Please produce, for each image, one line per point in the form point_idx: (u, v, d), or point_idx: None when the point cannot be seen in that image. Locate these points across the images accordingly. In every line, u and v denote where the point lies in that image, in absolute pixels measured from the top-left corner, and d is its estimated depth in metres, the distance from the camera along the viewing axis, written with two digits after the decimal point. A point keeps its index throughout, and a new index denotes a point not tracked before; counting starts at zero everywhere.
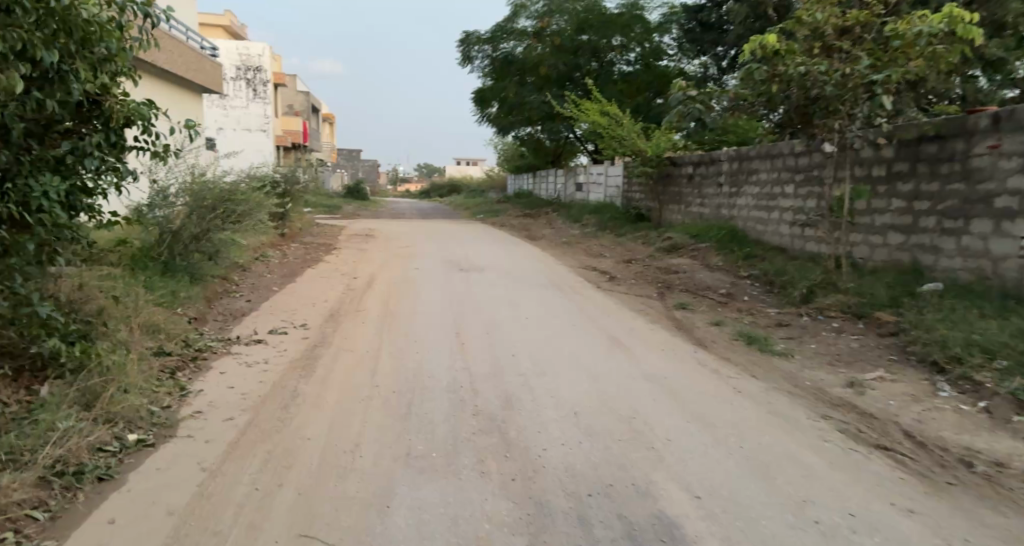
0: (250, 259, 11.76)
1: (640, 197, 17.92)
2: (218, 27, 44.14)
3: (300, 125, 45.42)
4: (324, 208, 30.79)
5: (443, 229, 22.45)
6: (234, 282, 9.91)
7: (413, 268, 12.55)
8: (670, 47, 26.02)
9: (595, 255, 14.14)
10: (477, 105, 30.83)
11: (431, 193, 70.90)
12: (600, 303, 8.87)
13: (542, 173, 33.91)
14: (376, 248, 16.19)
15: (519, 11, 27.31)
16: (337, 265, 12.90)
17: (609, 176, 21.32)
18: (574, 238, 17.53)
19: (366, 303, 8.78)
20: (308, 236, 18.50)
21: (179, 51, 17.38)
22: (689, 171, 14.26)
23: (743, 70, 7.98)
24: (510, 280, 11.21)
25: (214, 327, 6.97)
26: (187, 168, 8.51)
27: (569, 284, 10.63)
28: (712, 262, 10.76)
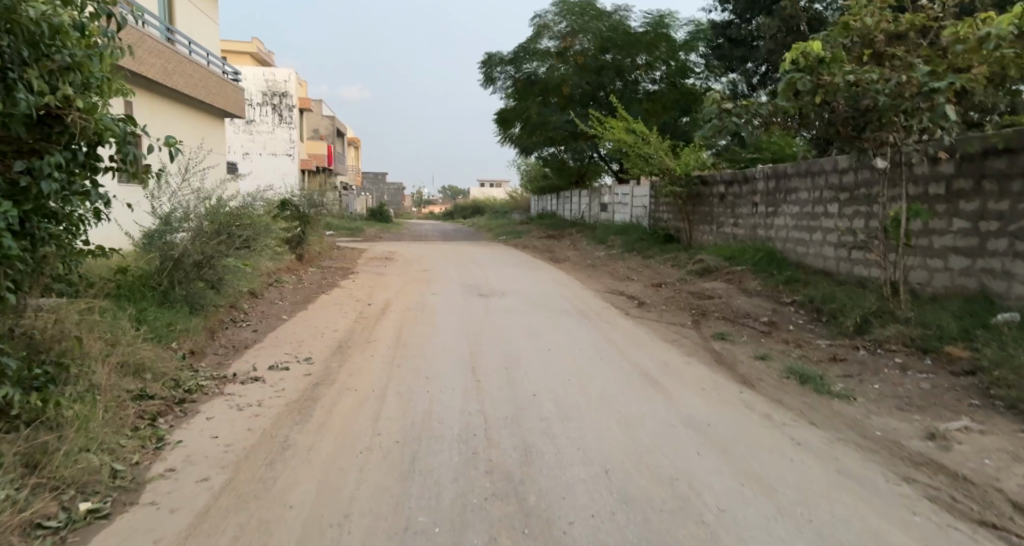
0: (262, 286, 11.35)
1: (668, 218, 17.26)
2: (245, 54, 44.72)
3: (324, 149, 45.64)
4: (346, 231, 30.60)
5: (465, 252, 22.01)
6: (243, 310, 9.44)
7: (431, 293, 12.01)
8: (696, 65, 25.50)
9: (622, 278, 13.49)
10: (500, 125, 30.56)
11: (455, 214, 70.90)
12: (629, 332, 8.21)
13: (566, 193, 33.42)
14: (395, 273, 15.74)
15: (541, 31, 26.60)
16: (352, 290, 12.44)
17: (635, 196, 20.71)
18: (599, 260, 16.90)
19: (377, 333, 8.23)
20: (327, 260, 18.16)
21: (199, 75, 17.23)
22: (721, 190, 13.58)
23: (784, 80, 7.32)
24: (532, 307, 10.59)
25: (212, 363, 6.47)
26: (192, 193, 8.07)
27: (595, 311, 9.99)
28: (749, 286, 10.04)
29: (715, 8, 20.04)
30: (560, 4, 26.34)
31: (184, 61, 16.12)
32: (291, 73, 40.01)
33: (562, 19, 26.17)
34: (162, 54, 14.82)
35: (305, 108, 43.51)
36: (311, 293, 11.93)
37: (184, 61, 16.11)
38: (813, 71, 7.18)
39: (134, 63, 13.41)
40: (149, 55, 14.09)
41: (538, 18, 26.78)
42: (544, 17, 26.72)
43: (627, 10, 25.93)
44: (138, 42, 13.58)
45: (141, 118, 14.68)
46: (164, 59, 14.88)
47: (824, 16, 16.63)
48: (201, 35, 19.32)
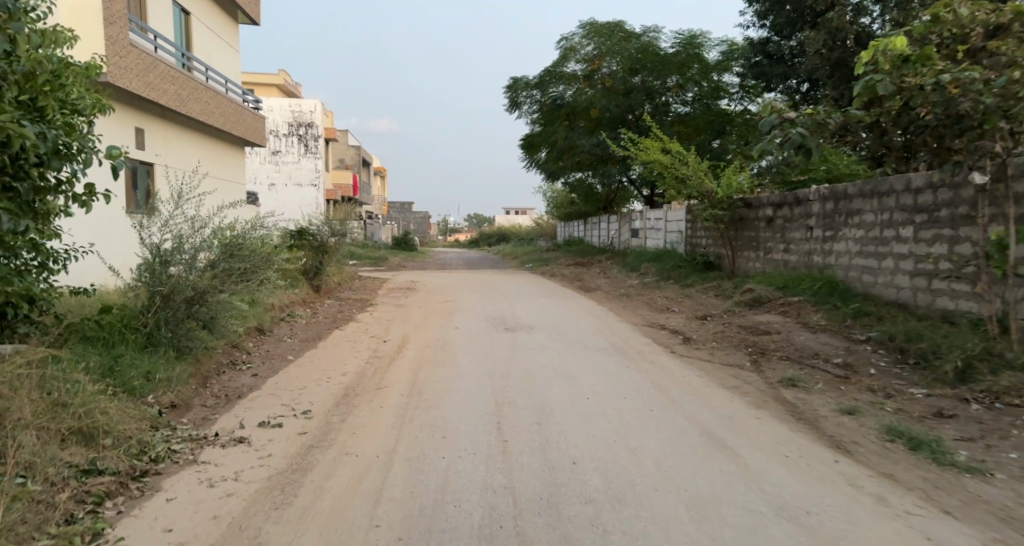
0: (271, 322, 10.56)
1: (707, 243, 16.18)
2: (272, 86, 44.93)
3: (350, 178, 45.37)
4: (369, 260, 29.97)
5: (491, 281, 21.13)
6: (242, 349, 8.54)
7: (454, 328, 11.04)
8: (731, 85, 24.49)
9: (661, 309, 12.42)
10: (525, 150, 29.79)
11: (481, 242, 70.29)
12: (679, 376, 7.15)
13: (594, 219, 32.45)
14: (415, 304, 14.86)
15: (567, 54, 25.77)
16: (368, 324, 11.57)
17: (669, 221, 19.67)
18: (634, 289, 15.82)
19: (389, 377, 7.27)
20: (346, 291, 17.38)
21: (216, 102, 16.68)
22: (768, 213, 12.57)
23: (859, 84, 6.31)
24: (563, 343, 9.56)
25: (195, 418, 5.56)
26: (185, 219, 7.23)
27: (635, 347, 8.95)
28: (812, 321, 8.98)
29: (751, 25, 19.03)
30: (587, 26, 25.49)
31: (200, 88, 15.55)
32: (317, 103, 39.83)
33: (589, 42, 25.32)
34: (176, 80, 14.25)
35: (330, 138, 43.34)
36: (324, 329, 11.04)
37: (200, 88, 15.55)
38: (894, 73, 6.21)
39: (145, 89, 12.79)
40: (162, 82, 13.52)
41: (564, 40, 25.95)
42: (570, 39, 25.83)
43: (656, 30, 25.08)
44: (151, 67, 13.01)
45: (153, 145, 14.05)
46: (178, 86, 14.31)
47: (872, 31, 15.54)
48: (220, 62, 18.84)
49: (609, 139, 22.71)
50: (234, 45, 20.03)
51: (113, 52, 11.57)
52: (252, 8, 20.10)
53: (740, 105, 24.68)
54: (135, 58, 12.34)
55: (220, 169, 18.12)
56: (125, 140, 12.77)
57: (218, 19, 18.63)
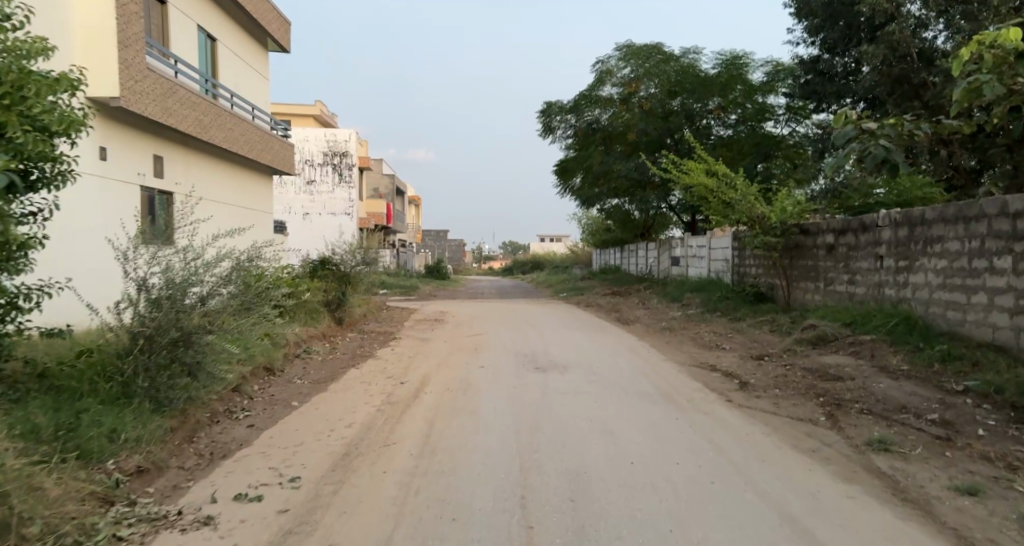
0: (283, 360, 9.80)
1: (757, 272, 15.04)
2: (307, 116, 45.17)
3: (384, 207, 45.03)
4: (400, 289, 29.32)
5: (522, 311, 20.24)
6: (242, 394, 7.75)
7: (478, 366, 10.10)
8: (778, 106, 23.48)
9: (710, 346, 11.33)
10: (559, 175, 28.92)
11: (515, 269, 69.59)
12: (742, 434, 6.11)
13: (630, 247, 31.42)
14: (441, 338, 14.03)
15: (603, 77, 24.88)
16: (388, 361, 10.73)
17: (712, 248, 18.58)
18: (676, 321, 14.71)
19: (402, 429, 6.34)
20: (371, 323, 16.63)
21: (241, 130, 16.19)
22: (829, 240, 11.66)
23: (960, 87, 5.38)
24: (600, 385, 8.53)
25: (165, 486, 4.72)
26: (177, 249, 6.42)
27: (685, 393, 7.89)
28: (891, 365, 7.99)
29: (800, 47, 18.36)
30: (624, 48, 24.72)
31: (223, 114, 15.06)
32: (351, 132, 39.60)
33: (626, 64, 24.44)
34: (199, 107, 13.77)
35: (364, 167, 43.18)
36: (339, 367, 10.19)
37: (223, 114, 15.06)
38: (1002, 73, 5.34)
39: (164, 115, 12.29)
40: (183, 108, 13.03)
41: (600, 62, 25.19)
42: (607, 62, 25.02)
43: (697, 51, 24.19)
44: (170, 92, 12.52)
45: (173, 173, 13.55)
46: (200, 111, 13.82)
47: (936, 45, 14.49)
48: (248, 89, 18.44)
49: (648, 162, 21.66)
50: (263, 71, 19.67)
51: (136, 79, 11.16)
52: (281, 34, 19.78)
53: (786, 129, 23.75)
54: (153, 83, 11.84)
55: (246, 199, 17.66)
56: (142, 168, 12.26)
57: (248, 47, 18.35)
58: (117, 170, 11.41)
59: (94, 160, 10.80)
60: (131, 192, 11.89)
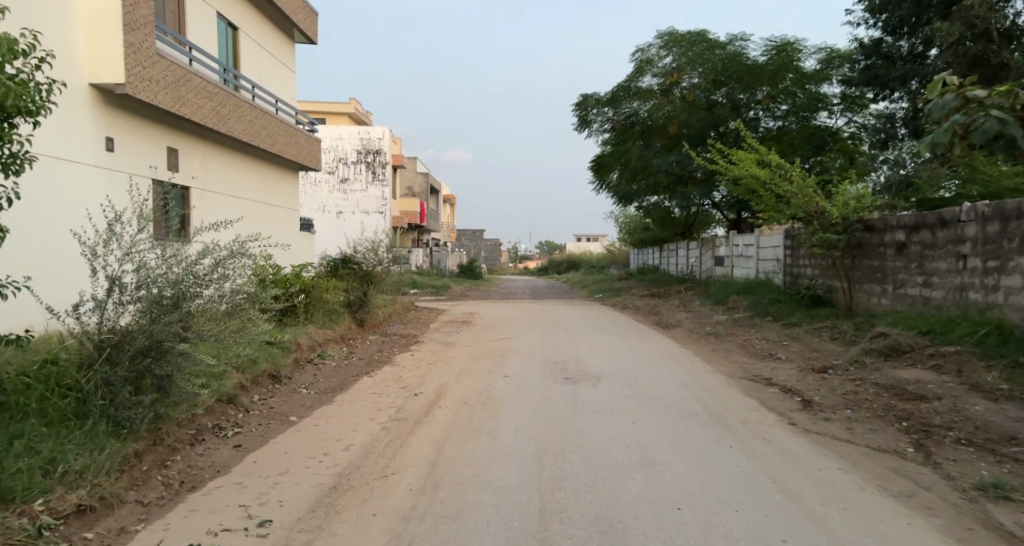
0: (290, 370, 9.02)
1: (813, 273, 13.83)
2: (342, 114, 44.86)
3: (418, 206, 44.37)
4: (431, 289, 28.56)
5: (556, 313, 19.28)
6: (237, 406, 7.00)
7: (503, 375, 9.19)
8: (834, 97, 22.18)
9: (763, 356, 10.18)
10: (596, 172, 27.86)
11: (551, 269, 68.56)
12: (813, 470, 5.03)
13: (670, 247, 30.18)
14: (467, 342, 13.19)
15: (643, 67, 24.16)
16: (406, 369, 9.89)
17: (761, 248, 17.34)
18: (723, 327, 13.53)
19: (407, 455, 5.45)
20: (396, 325, 15.85)
21: (264, 123, 15.50)
22: (900, 238, 10.59)
23: None
24: (639, 400, 7.52)
25: (106, 528, 3.93)
26: (154, 242, 5.61)
27: (739, 414, 6.81)
28: (987, 384, 6.81)
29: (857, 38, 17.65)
30: (666, 36, 23.83)
31: (243, 105, 14.38)
32: (385, 130, 38.96)
33: (667, 52, 23.71)
34: (217, 97, 13.10)
35: (398, 165, 42.64)
36: (349, 374, 9.35)
37: (243, 106, 14.39)
38: None
39: (178, 105, 11.62)
40: (199, 99, 12.38)
41: (640, 52, 24.31)
42: (647, 51, 24.20)
43: (744, 39, 22.94)
44: (185, 80, 11.85)
45: (190, 167, 12.96)
46: (217, 102, 13.15)
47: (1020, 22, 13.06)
48: (274, 82, 17.76)
49: (693, 147, 20.42)
50: (290, 65, 19.02)
51: (146, 64, 10.49)
52: (308, 26, 19.11)
53: (841, 120, 22.35)
54: (165, 70, 11.16)
55: (271, 196, 17.09)
56: (155, 160, 11.62)
57: (274, 39, 17.78)
58: (125, 162, 10.77)
59: (99, 152, 10.12)
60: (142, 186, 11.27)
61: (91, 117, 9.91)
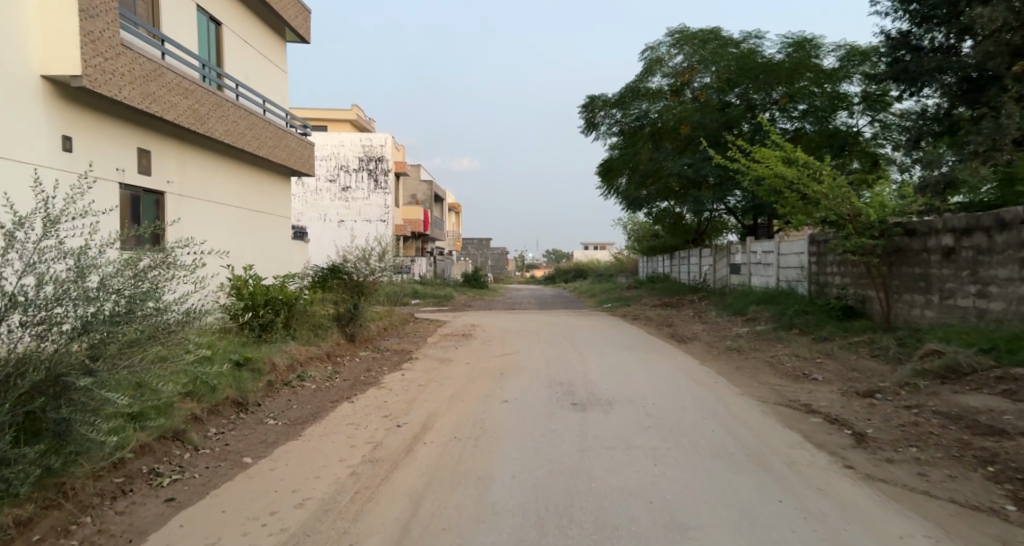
0: (259, 396, 7.95)
1: (843, 282, 12.71)
2: (344, 121, 44.00)
3: (422, 213, 43.36)
4: (433, 299, 27.53)
5: (563, 325, 18.20)
6: (184, 444, 5.95)
7: (501, 401, 8.10)
8: (856, 95, 21.08)
9: (796, 377, 9.02)
10: (604, 177, 26.83)
11: (558, 277, 67.48)
12: (892, 540, 3.89)
13: (682, 254, 29.09)
14: (466, 358, 12.12)
15: (653, 67, 23.16)
16: (394, 391, 8.81)
17: (782, 254, 16.22)
18: (744, 340, 12.40)
19: (374, 516, 4.34)
20: (392, 339, 14.83)
21: (249, 124, 14.49)
22: (947, 243, 9.48)
23: None
24: (658, 433, 6.40)
25: None
26: (66, 249, 4.47)
27: (782, 453, 5.66)
28: None
29: (881, 33, 16.79)
30: (677, 34, 22.92)
31: (225, 104, 13.35)
32: (387, 136, 38.02)
33: (678, 51, 22.78)
34: (194, 95, 12.09)
35: (401, 172, 41.70)
36: (326, 400, 8.28)
37: (225, 105, 13.37)
38: None
39: (146, 101, 10.59)
40: (173, 96, 11.36)
41: (650, 51, 23.34)
42: (656, 49, 23.25)
43: (759, 37, 21.99)
44: (156, 74, 10.83)
45: (165, 170, 11.97)
46: (195, 99, 12.12)
47: None
48: (262, 81, 16.77)
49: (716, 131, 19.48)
50: (280, 64, 18.02)
51: (109, 55, 9.47)
52: (300, 24, 18.13)
53: (862, 120, 21.27)
54: (132, 63, 10.13)
55: (260, 203, 16.12)
56: (122, 163, 10.62)
57: (263, 36, 16.81)
58: (87, 164, 9.75)
59: (56, 152, 9.09)
60: (107, 191, 10.27)
61: (44, 112, 8.83)
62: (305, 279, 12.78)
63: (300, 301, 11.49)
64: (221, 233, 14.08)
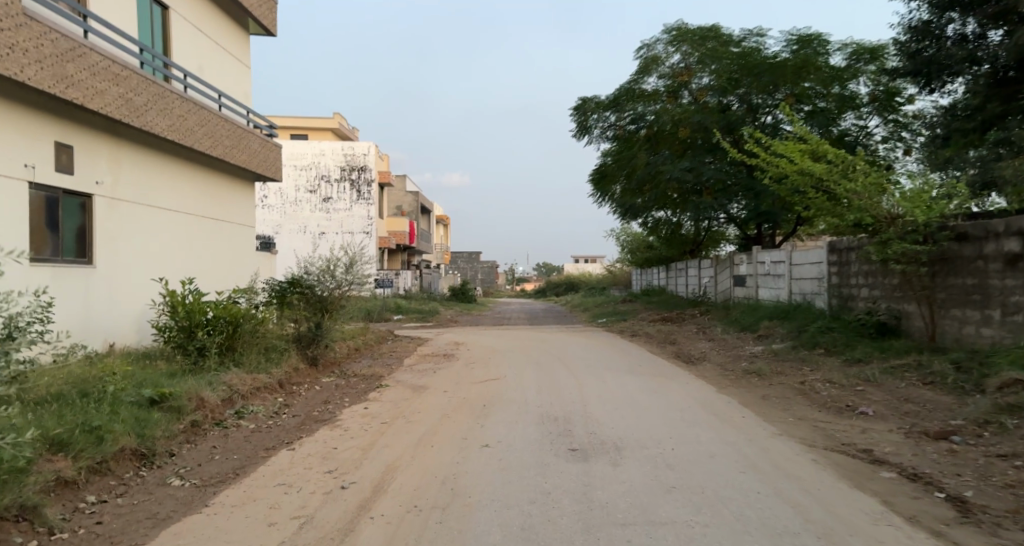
0: (172, 447, 6.28)
1: (873, 295, 11.19)
2: (326, 131, 42.42)
3: (408, 225, 41.69)
4: (416, 315, 25.80)
5: (556, 343, 16.59)
6: (34, 526, 4.27)
7: (481, 446, 6.46)
8: (864, 95, 19.70)
9: (838, 410, 7.45)
10: (598, 184, 25.37)
11: (548, 290, 65.94)
12: None
13: (678, 266, 27.60)
14: (442, 384, 10.46)
15: (649, 66, 21.68)
16: (348, 432, 7.14)
17: (796, 265, 14.70)
18: (763, 362, 10.84)
19: None
20: (363, 361, 13.15)
21: (200, 120, 12.88)
22: (1010, 248, 7.98)
23: None
24: (686, 499, 4.79)
25: None
26: None
27: (866, 535, 4.06)
28: None
29: (897, 25, 15.49)
30: (673, 31, 21.46)
31: (168, 95, 11.79)
32: (371, 145, 36.38)
33: (675, 50, 21.36)
34: (128, 82, 10.52)
35: (385, 183, 40.07)
36: (262, 446, 6.60)
37: (169, 96, 11.82)
38: None
39: (62, 85, 8.96)
40: (98, 81, 9.77)
41: (646, 49, 21.93)
42: (652, 47, 21.82)
43: (760, 35, 20.65)
44: (76, 54, 9.25)
45: (92, 169, 10.31)
46: (129, 87, 10.56)
47: None
48: (219, 75, 15.18)
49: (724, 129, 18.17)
50: (243, 59, 16.43)
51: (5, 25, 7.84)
52: (264, 15, 16.54)
53: (871, 122, 19.94)
54: (41, 39, 8.52)
55: (215, 209, 14.44)
56: (35, 158, 9.02)
57: (221, 26, 15.22)
58: None
59: None
60: (12, 191, 8.64)
61: None
62: (258, 294, 11.12)
63: (246, 321, 9.82)
64: (164, 242, 12.42)
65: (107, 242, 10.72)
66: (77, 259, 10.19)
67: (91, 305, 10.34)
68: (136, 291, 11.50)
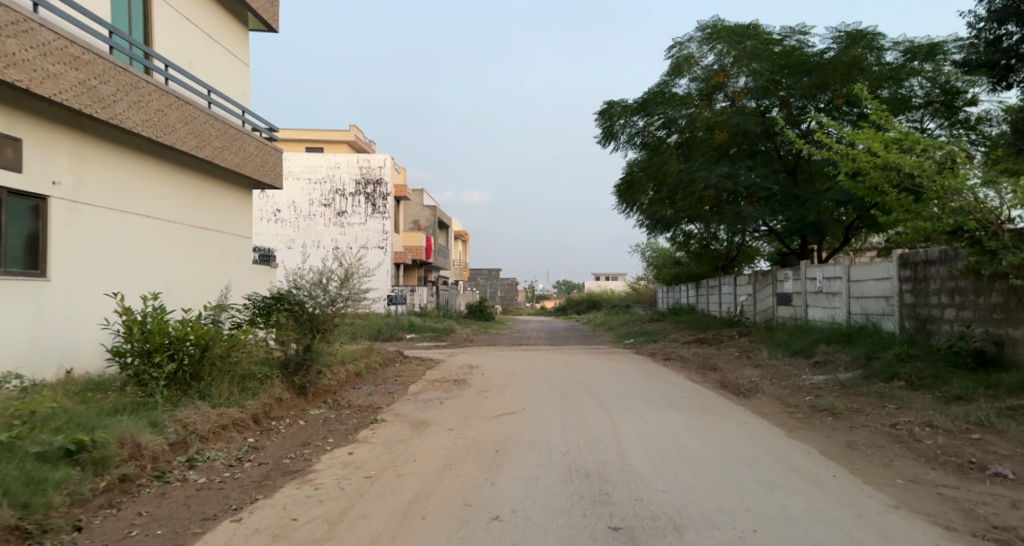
0: (77, 518, 4.70)
1: (964, 317, 9.35)
2: (342, 143, 41.29)
3: (424, 240, 40.26)
4: (430, 333, 24.18)
5: (581, 366, 14.87)
6: None
7: (488, 519, 4.77)
8: (919, 95, 17.88)
9: (960, 468, 5.69)
10: (625, 194, 23.74)
11: (569, 309, 64.13)
12: None
13: (710, 283, 25.78)
14: (448, 420, 8.80)
15: (681, 66, 20.08)
16: (321, 492, 5.52)
17: (857, 281, 12.87)
18: (833, 396, 9.06)
19: None
20: (363, 388, 11.57)
21: (183, 116, 11.50)
22: None
23: None
24: None
25: None
26: None
27: None
28: None
29: (969, 12, 13.74)
30: (708, 29, 19.84)
31: (144, 86, 10.40)
32: (387, 157, 35.11)
33: (710, 48, 19.73)
34: (91, 67, 9.12)
35: (401, 197, 38.75)
36: (201, 514, 5.00)
37: (145, 87, 10.43)
38: None
39: (3, 65, 7.53)
40: (51, 63, 8.36)
41: (678, 48, 20.33)
42: (685, 46, 20.20)
43: (803, 33, 18.94)
44: (20, 29, 7.84)
45: (46, 167, 8.88)
46: (92, 74, 9.16)
47: None
48: (212, 71, 13.84)
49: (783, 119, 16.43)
50: (241, 57, 15.12)
51: None
52: (265, 8, 15.19)
53: (928, 125, 18.06)
54: None
55: (202, 216, 13.03)
56: None
57: (215, 19, 13.91)
58: None
59: None
60: None
61: None
62: (237, 312, 9.58)
63: (215, 345, 8.28)
64: (138, 252, 10.99)
65: (65, 253, 9.28)
66: (28, 271, 8.76)
67: (43, 324, 8.89)
68: (102, 307, 10.06)
